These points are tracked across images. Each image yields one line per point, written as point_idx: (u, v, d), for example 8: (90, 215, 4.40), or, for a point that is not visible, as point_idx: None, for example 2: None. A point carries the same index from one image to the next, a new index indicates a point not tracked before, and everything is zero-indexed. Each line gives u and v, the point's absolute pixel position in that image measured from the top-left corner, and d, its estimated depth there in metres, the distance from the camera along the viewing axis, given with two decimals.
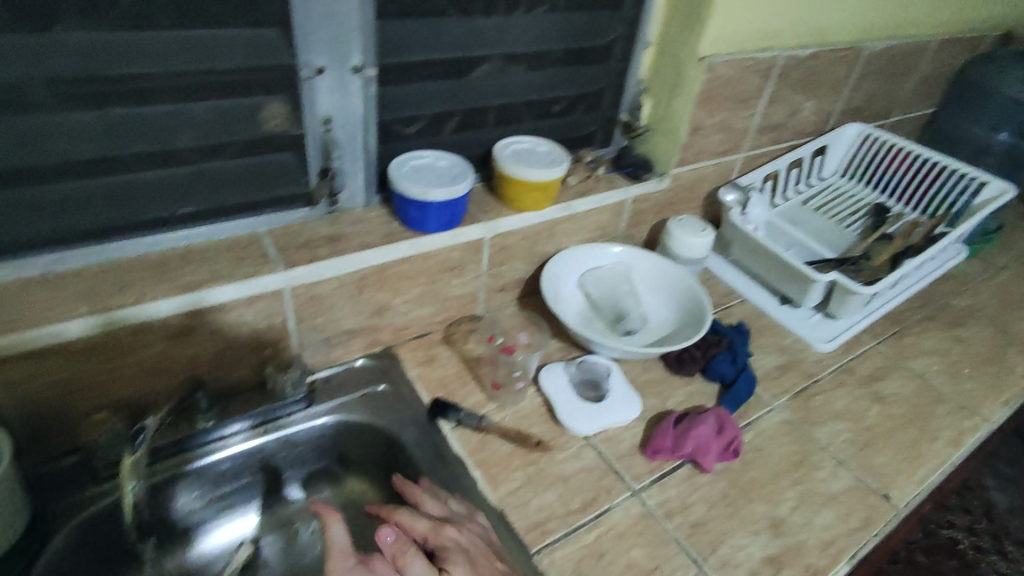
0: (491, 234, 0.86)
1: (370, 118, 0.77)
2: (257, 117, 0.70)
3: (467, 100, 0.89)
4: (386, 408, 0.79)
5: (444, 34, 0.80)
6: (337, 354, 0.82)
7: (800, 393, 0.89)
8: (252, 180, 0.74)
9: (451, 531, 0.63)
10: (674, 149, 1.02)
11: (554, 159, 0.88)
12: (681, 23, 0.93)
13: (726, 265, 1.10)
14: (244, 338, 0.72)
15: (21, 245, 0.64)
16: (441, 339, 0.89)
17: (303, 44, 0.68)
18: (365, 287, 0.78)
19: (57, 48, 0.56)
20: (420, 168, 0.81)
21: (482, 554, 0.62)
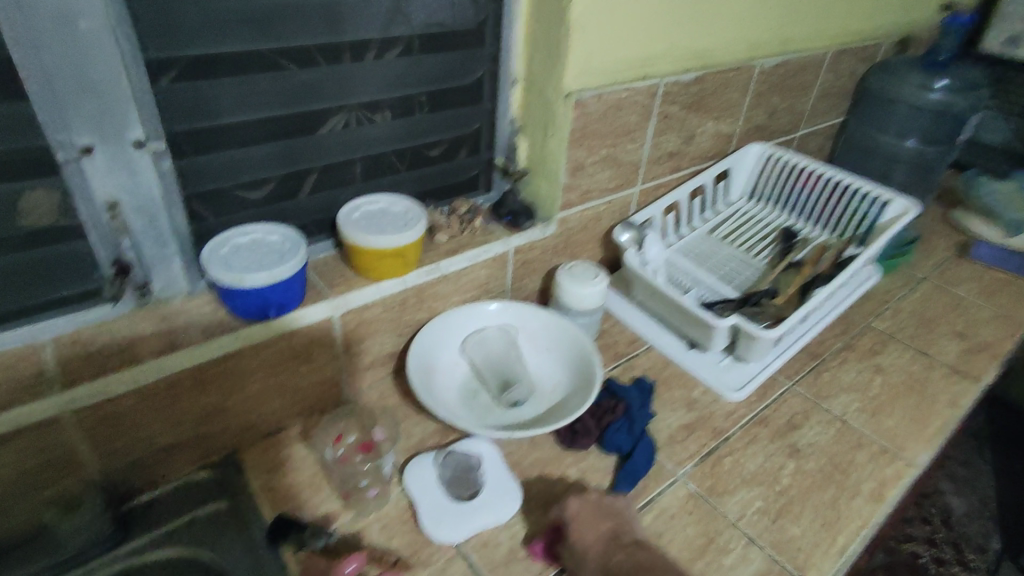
0: (341, 312, 0.75)
1: (171, 196, 0.66)
2: (12, 211, 0.58)
3: (309, 158, 0.78)
4: (217, 532, 0.67)
5: (259, 91, 0.69)
6: (160, 472, 0.70)
7: (708, 455, 0.80)
8: (26, 282, 0.62)
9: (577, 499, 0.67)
10: (556, 191, 0.93)
11: (410, 219, 0.78)
12: (543, 57, 0.85)
13: (630, 309, 1.02)
14: (22, 475, 0.60)
15: None
16: (298, 434, 0.78)
17: (56, 122, 0.56)
18: (182, 393, 0.66)
19: None
20: (244, 247, 0.70)
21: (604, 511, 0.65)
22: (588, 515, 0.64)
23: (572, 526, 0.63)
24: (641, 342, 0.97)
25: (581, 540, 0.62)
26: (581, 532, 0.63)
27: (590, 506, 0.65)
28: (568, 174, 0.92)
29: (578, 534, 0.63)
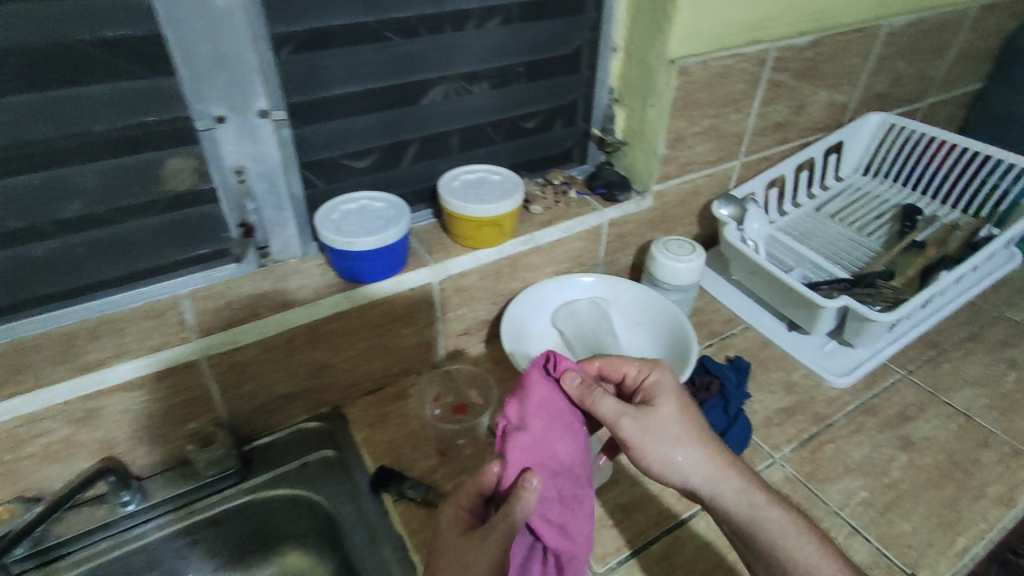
0: (439, 278, 0.78)
1: (290, 163, 0.71)
2: (156, 176, 0.64)
3: (412, 128, 0.80)
4: (325, 478, 0.72)
5: (368, 62, 0.72)
6: (276, 419, 0.76)
7: (809, 441, 0.76)
8: (166, 241, 0.69)
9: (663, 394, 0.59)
10: (653, 163, 0.91)
11: (507, 189, 0.79)
12: (646, 22, 0.82)
13: (726, 287, 0.98)
14: (164, 413, 0.67)
15: None
16: (398, 392, 0.82)
17: (194, 95, 0.61)
18: (298, 348, 0.72)
19: None
20: (352, 213, 0.74)
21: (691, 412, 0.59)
22: (686, 401, 0.59)
23: (662, 403, 0.58)
24: (737, 322, 0.94)
25: (677, 417, 0.58)
26: (675, 412, 0.58)
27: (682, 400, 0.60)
28: (667, 146, 0.89)
29: (678, 414, 0.58)
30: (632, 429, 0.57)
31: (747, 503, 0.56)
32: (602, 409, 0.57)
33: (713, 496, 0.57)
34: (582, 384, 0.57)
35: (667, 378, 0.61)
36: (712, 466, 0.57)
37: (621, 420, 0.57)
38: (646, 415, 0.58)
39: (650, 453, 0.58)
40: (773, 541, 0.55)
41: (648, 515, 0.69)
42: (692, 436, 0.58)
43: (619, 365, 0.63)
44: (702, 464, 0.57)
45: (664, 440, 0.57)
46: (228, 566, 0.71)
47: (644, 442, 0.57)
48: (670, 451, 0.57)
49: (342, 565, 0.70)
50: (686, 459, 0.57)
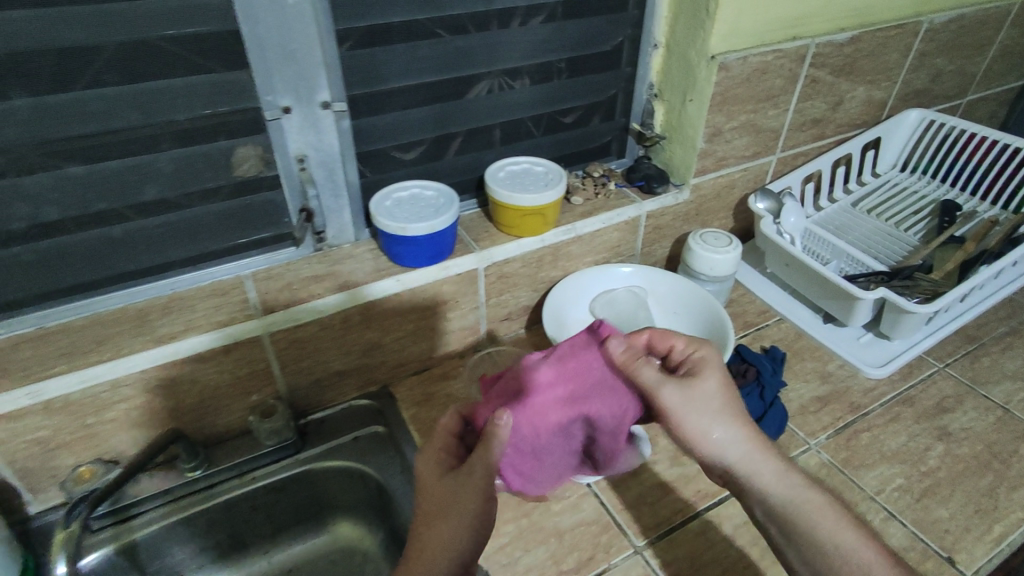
0: (485, 264, 0.81)
1: (348, 152, 0.75)
2: (227, 163, 0.69)
3: (460, 121, 0.84)
4: (375, 451, 0.77)
5: (422, 57, 0.75)
6: (330, 395, 0.80)
7: (844, 429, 0.77)
8: (233, 224, 0.73)
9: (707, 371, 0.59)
10: (691, 157, 0.93)
11: (550, 180, 0.82)
12: (688, 19, 0.84)
13: (761, 280, 1.00)
14: (230, 385, 0.72)
15: (9, 305, 0.66)
16: (442, 373, 0.86)
17: (265, 88, 0.66)
18: (352, 327, 0.76)
19: (10, 117, 0.57)
20: (404, 201, 0.77)
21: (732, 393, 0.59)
22: (728, 378, 0.59)
23: (706, 379, 0.58)
24: (772, 314, 0.95)
25: (719, 393, 0.58)
26: (717, 390, 0.58)
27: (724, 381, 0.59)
28: (705, 140, 0.91)
29: (721, 389, 0.58)
30: (675, 398, 0.56)
31: (785, 483, 0.56)
32: (643, 377, 0.56)
33: (748, 474, 0.57)
34: (628, 354, 0.58)
35: (710, 354, 0.60)
36: (750, 443, 0.57)
37: (661, 389, 0.56)
38: (689, 388, 0.57)
39: (688, 425, 0.57)
40: (811, 523, 0.55)
41: (686, 494, 0.71)
42: (732, 411, 0.58)
43: (667, 337, 0.63)
44: (740, 440, 0.57)
45: (705, 414, 0.57)
46: (284, 527, 0.77)
47: (686, 412, 0.56)
48: (711, 424, 0.57)
49: (388, 535, 0.76)
50: (724, 434, 0.57)
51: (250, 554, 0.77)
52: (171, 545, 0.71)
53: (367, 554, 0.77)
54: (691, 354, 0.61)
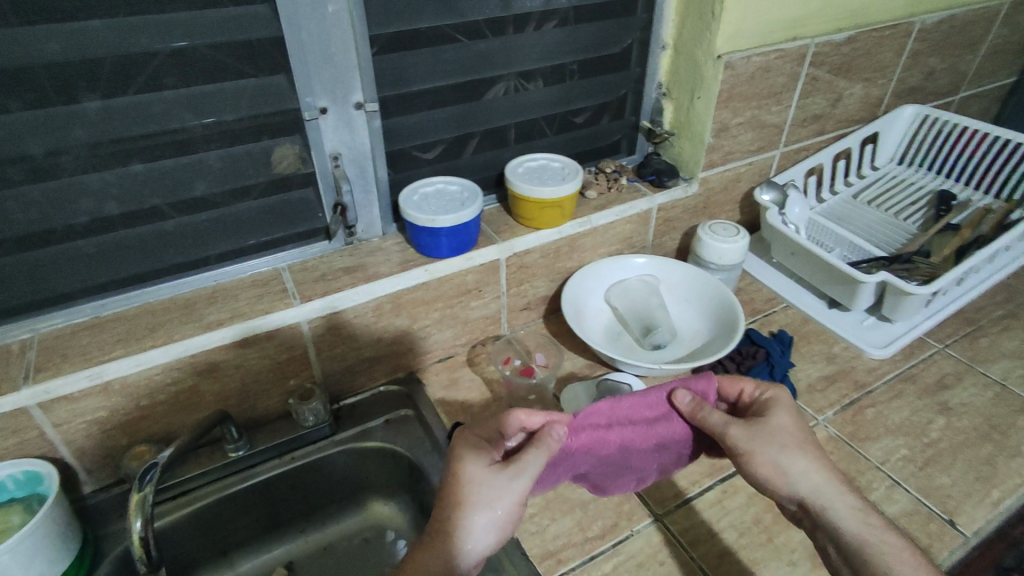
0: (507, 254, 0.86)
1: (378, 150, 0.80)
2: (267, 161, 0.74)
3: (481, 121, 0.88)
4: (407, 432, 0.80)
5: (447, 60, 0.80)
6: (362, 380, 0.84)
7: (850, 405, 0.82)
8: (271, 219, 0.78)
9: (782, 409, 0.62)
10: (699, 153, 0.98)
11: (567, 175, 0.87)
12: (695, 21, 0.89)
13: (768, 269, 1.05)
14: (270, 370, 0.76)
15: (68, 296, 0.70)
16: (465, 360, 0.90)
17: (305, 89, 0.71)
18: (383, 314, 0.80)
19: (77, 119, 0.62)
20: (430, 196, 0.82)
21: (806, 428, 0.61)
22: (800, 416, 0.62)
23: (778, 410, 0.62)
24: (779, 301, 1.00)
25: (787, 428, 0.60)
26: (785, 418, 0.61)
27: (790, 419, 0.61)
28: (712, 136, 0.96)
29: (788, 422, 0.61)
30: (742, 439, 0.59)
31: (860, 520, 0.56)
32: (711, 421, 0.61)
33: (822, 512, 0.57)
34: (695, 401, 0.63)
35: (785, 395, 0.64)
36: (824, 478, 0.58)
37: (730, 428, 0.60)
38: (762, 425, 0.60)
39: (760, 463, 0.59)
40: (876, 547, 0.54)
41: (702, 466, 0.75)
42: (803, 447, 0.59)
43: (737, 381, 0.66)
44: (813, 475, 0.58)
45: (775, 450, 0.59)
46: (321, 506, 0.81)
47: (755, 448, 0.59)
48: (780, 456, 0.59)
49: (419, 511, 0.80)
50: (796, 468, 0.58)
51: (288, 532, 0.81)
52: (218, 523, 0.74)
53: (399, 531, 0.81)
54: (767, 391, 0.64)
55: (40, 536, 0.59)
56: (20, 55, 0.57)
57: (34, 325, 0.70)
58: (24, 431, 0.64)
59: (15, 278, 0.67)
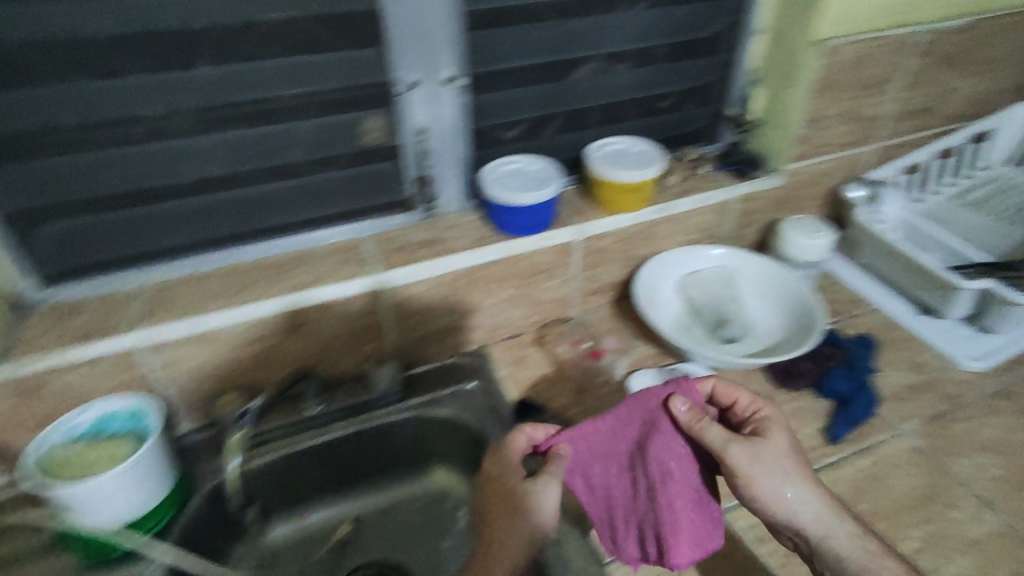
0: (582, 237, 0.85)
1: (463, 126, 0.81)
2: (357, 132, 0.76)
3: (565, 102, 0.88)
4: (474, 405, 0.82)
5: (536, 39, 0.80)
6: (433, 351, 0.87)
7: (937, 417, 0.77)
8: (358, 190, 0.81)
9: (775, 428, 0.63)
10: (789, 143, 0.94)
11: (647, 159, 0.86)
12: (795, 6, 0.85)
13: (854, 268, 1.01)
14: (349, 334, 0.79)
15: (172, 251, 0.76)
16: (533, 339, 0.91)
17: (398, 62, 0.73)
18: (458, 288, 0.82)
19: (190, 84, 0.66)
20: (511, 173, 0.83)
21: (799, 452, 0.62)
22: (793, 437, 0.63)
23: (773, 430, 0.63)
24: (863, 303, 0.95)
25: (785, 453, 0.61)
26: (780, 440, 0.62)
27: (785, 439, 0.62)
28: (803, 127, 0.92)
29: (784, 446, 0.62)
30: (743, 460, 0.60)
31: (859, 546, 0.58)
32: (711, 437, 0.60)
33: (822, 541, 0.59)
34: (692, 413, 0.61)
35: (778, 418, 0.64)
36: (822, 509, 0.60)
37: (730, 449, 0.60)
38: (762, 449, 0.61)
39: (760, 487, 0.60)
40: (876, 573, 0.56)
41: None
42: (801, 472, 0.61)
43: (735, 389, 0.66)
44: (811, 504, 0.60)
45: (774, 475, 0.60)
46: (388, 469, 0.84)
47: (757, 471, 0.60)
48: (780, 484, 0.60)
49: None
50: (790, 495, 0.60)
51: (357, 490, 0.84)
52: (294, 474, 0.79)
53: (461, 499, 0.84)
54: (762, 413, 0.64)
55: (142, 468, 0.65)
56: (144, 21, 0.61)
57: (140, 275, 0.75)
58: (130, 370, 0.70)
59: (126, 231, 0.72)
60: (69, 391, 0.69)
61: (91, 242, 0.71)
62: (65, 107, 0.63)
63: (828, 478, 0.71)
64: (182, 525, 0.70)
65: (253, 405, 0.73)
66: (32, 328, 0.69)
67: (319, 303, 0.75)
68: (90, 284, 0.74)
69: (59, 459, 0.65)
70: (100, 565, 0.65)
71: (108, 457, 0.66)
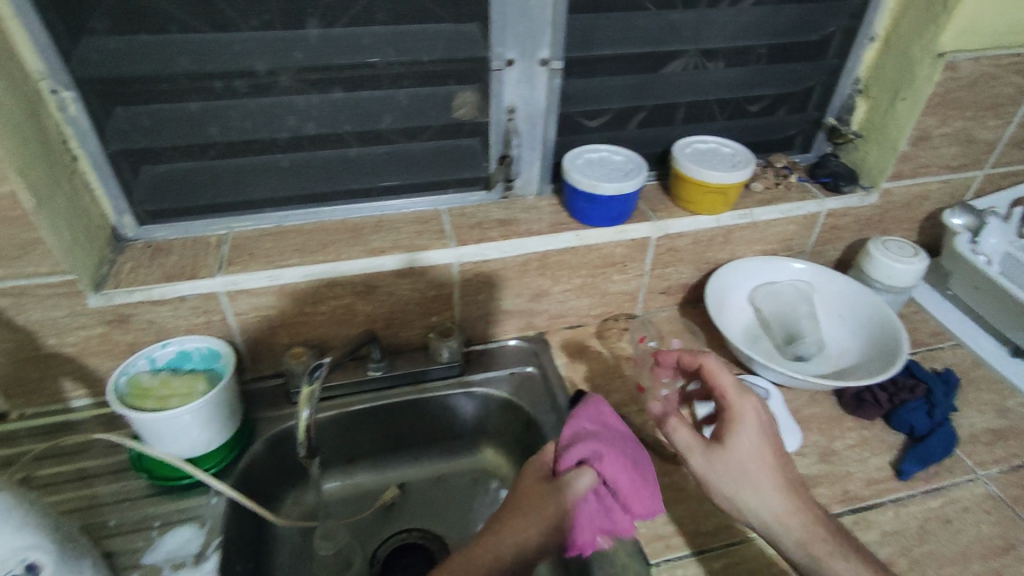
0: (659, 234, 0.84)
1: (552, 109, 0.81)
2: (448, 105, 0.77)
3: (658, 95, 0.85)
4: (530, 390, 0.82)
5: (638, 27, 0.78)
6: (494, 330, 0.87)
7: (1018, 466, 0.73)
8: (440, 162, 0.81)
9: (745, 433, 0.59)
10: (886, 160, 0.89)
11: (736, 162, 0.83)
12: (918, 13, 0.80)
13: (940, 300, 0.95)
14: (416, 304, 0.80)
15: (259, 203, 0.78)
16: (594, 332, 0.90)
17: (500, 37, 0.73)
18: (527, 270, 0.82)
19: (299, 43, 0.67)
20: (593, 161, 0.82)
21: (773, 453, 0.59)
22: (766, 439, 0.59)
23: (737, 431, 0.60)
24: (948, 337, 0.90)
25: (749, 455, 0.59)
26: (743, 441, 0.59)
27: (747, 443, 0.59)
28: (909, 143, 0.87)
29: (750, 448, 0.59)
30: (699, 464, 0.60)
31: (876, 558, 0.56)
32: (676, 440, 0.61)
33: (780, 540, 0.58)
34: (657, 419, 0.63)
35: (749, 405, 0.60)
36: (782, 512, 0.58)
37: (687, 453, 0.60)
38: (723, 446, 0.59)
39: (719, 491, 0.59)
40: None
41: (833, 490, 0.70)
42: (764, 480, 0.58)
43: (721, 377, 0.62)
44: (771, 503, 0.58)
45: (732, 481, 0.58)
46: (438, 440, 0.86)
47: (710, 476, 0.59)
48: (738, 489, 0.58)
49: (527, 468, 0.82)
50: (747, 498, 0.58)
51: (406, 457, 0.86)
52: (350, 433, 0.81)
53: (505, 480, 0.84)
54: (732, 403, 0.61)
55: (215, 407, 0.67)
56: None
57: (228, 223, 0.78)
58: (211, 313, 0.73)
59: (220, 181, 0.75)
60: (154, 325, 0.72)
61: (188, 187, 0.75)
62: (181, 54, 0.65)
63: (891, 513, 0.68)
64: (241, 466, 0.73)
65: (331, 357, 0.65)
66: (127, 262, 0.73)
67: (395, 270, 0.76)
68: (179, 227, 0.77)
69: (142, 387, 0.68)
70: (167, 492, 0.69)
71: (187, 393, 0.69)
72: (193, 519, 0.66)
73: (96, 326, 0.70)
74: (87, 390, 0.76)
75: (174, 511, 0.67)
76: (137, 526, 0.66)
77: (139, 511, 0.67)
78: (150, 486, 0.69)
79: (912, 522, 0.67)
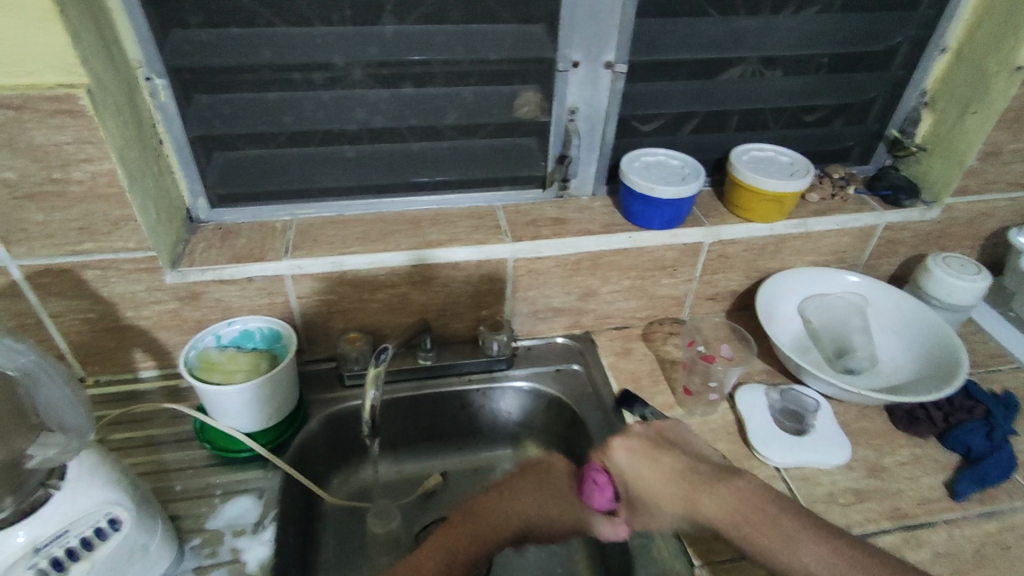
0: (712, 240, 0.84)
1: (612, 111, 0.81)
2: (511, 104, 0.79)
3: (718, 102, 0.85)
4: (576, 387, 0.83)
5: (703, 33, 0.78)
6: (542, 327, 0.88)
7: None
8: (498, 160, 0.83)
9: (623, 458, 0.66)
10: (952, 174, 0.88)
11: (795, 171, 0.83)
12: (996, 25, 0.78)
13: (1000, 320, 0.93)
14: (468, 297, 0.82)
15: (323, 192, 0.81)
16: (640, 334, 0.90)
17: (566, 39, 0.74)
18: (579, 270, 0.83)
19: (375, 39, 0.70)
20: (650, 165, 0.82)
21: (653, 460, 0.65)
22: (640, 452, 0.66)
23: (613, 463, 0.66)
24: (1007, 359, 0.88)
25: (636, 469, 0.65)
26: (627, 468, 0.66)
27: (631, 463, 0.66)
28: (976, 158, 0.86)
29: (633, 467, 0.66)
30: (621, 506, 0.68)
31: None
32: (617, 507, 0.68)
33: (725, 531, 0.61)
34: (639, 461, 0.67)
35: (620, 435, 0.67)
36: (694, 505, 0.63)
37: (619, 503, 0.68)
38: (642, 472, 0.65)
39: (646, 518, 0.66)
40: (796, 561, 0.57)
41: (883, 506, 0.69)
42: (663, 483, 0.64)
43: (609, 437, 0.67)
44: (682, 503, 0.64)
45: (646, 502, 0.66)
46: (481, 432, 0.87)
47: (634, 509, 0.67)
48: (651, 504, 0.65)
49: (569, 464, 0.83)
50: (675, 512, 0.64)
51: (449, 447, 0.88)
52: (398, 419, 0.83)
53: None
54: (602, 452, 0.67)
55: (275, 384, 0.70)
56: None
57: (294, 211, 0.81)
58: (276, 295, 0.77)
59: (289, 169, 0.78)
60: (222, 304, 0.76)
61: (259, 173, 0.78)
62: (265, 47, 0.68)
63: (944, 534, 0.67)
64: (297, 444, 0.76)
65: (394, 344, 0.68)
66: (200, 242, 0.77)
67: (452, 263, 0.78)
68: (247, 211, 0.80)
69: (210, 360, 0.71)
70: (228, 463, 0.72)
71: (251, 367, 0.72)
72: (252, 490, 0.70)
73: (170, 301, 0.74)
74: (156, 362, 0.80)
75: (234, 481, 0.70)
76: (201, 493, 0.69)
77: (201, 479, 0.70)
78: (212, 456, 0.73)
79: (965, 544, 0.66)
